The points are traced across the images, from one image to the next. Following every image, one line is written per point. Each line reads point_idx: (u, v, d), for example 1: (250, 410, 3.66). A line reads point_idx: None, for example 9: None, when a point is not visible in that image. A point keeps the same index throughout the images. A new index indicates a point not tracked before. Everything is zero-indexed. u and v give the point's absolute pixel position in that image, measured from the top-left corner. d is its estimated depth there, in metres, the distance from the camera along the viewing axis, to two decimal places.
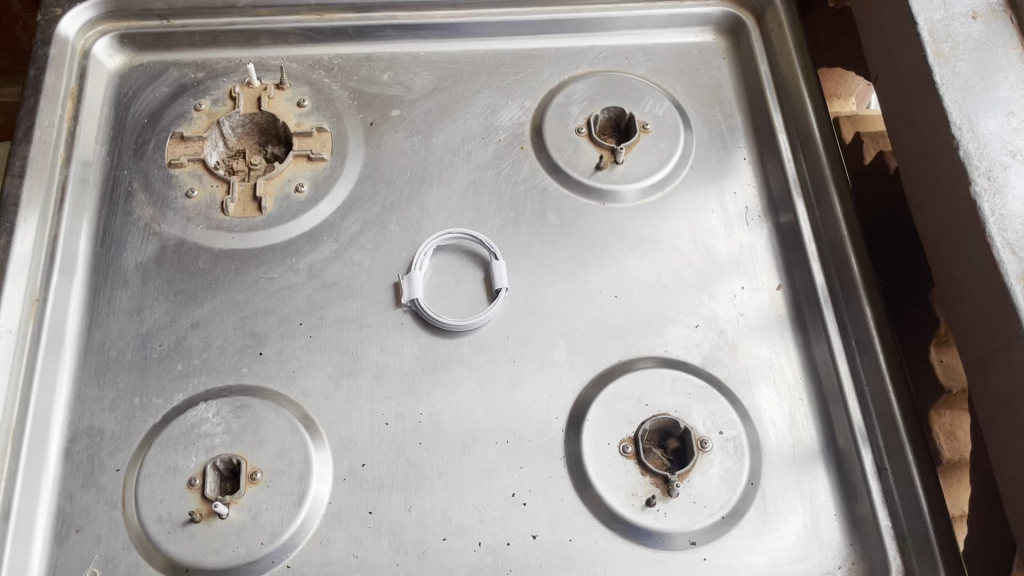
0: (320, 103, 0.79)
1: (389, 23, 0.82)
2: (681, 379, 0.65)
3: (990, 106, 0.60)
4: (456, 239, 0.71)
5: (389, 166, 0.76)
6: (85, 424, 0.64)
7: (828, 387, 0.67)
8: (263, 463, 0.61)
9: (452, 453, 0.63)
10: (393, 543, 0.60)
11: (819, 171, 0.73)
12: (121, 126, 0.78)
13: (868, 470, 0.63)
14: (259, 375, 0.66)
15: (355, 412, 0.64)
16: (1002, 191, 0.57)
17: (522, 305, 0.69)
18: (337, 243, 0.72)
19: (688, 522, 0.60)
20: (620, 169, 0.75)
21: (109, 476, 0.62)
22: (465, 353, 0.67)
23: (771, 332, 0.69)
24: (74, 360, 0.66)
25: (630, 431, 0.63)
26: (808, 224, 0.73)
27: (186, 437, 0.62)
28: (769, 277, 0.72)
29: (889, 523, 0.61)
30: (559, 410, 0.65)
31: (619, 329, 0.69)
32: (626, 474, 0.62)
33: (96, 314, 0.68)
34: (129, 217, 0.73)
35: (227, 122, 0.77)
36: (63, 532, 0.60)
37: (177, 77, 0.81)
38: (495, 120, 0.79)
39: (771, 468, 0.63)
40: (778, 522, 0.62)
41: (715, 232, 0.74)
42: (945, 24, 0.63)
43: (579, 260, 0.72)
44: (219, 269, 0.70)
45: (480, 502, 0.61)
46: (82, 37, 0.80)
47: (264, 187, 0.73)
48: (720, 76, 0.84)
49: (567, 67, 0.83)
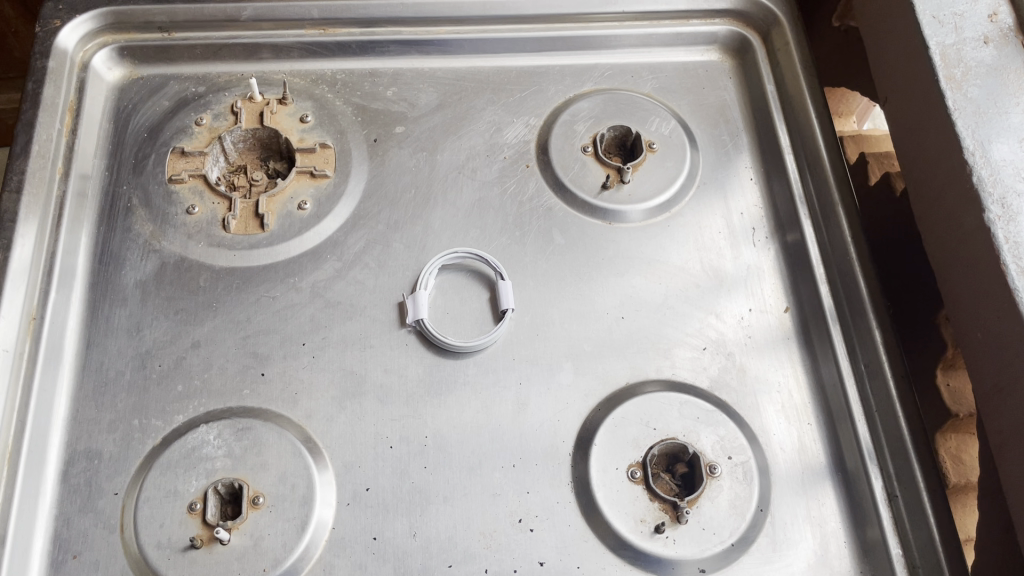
0: (323, 118, 0.78)
1: (392, 39, 0.82)
2: (689, 403, 0.65)
3: (1003, 132, 0.60)
4: (461, 259, 0.71)
5: (393, 183, 0.75)
6: (83, 446, 0.62)
7: (835, 410, 0.66)
8: (264, 487, 0.60)
9: (457, 477, 0.62)
10: (398, 569, 0.59)
11: (827, 194, 0.73)
12: (120, 141, 0.76)
13: (878, 496, 0.62)
14: (261, 397, 0.65)
15: (358, 434, 0.63)
16: (1016, 218, 0.56)
17: (528, 326, 0.69)
18: (340, 261, 0.71)
19: (697, 549, 0.59)
20: (627, 188, 0.75)
21: (107, 500, 0.60)
22: (470, 374, 0.66)
23: (778, 352, 0.69)
24: (72, 380, 0.65)
25: (638, 456, 0.62)
26: (815, 245, 0.73)
27: (187, 460, 0.61)
28: (776, 298, 0.71)
29: (900, 551, 0.60)
30: (566, 434, 0.64)
31: (625, 351, 0.68)
32: (634, 500, 0.61)
33: (94, 332, 0.67)
34: (129, 233, 0.72)
35: (228, 137, 0.77)
36: (60, 558, 0.59)
37: (178, 90, 0.80)
38: (501, 138, 0.78)
39: (781, 492, 0.63)
40: (788, 549, 0.61)
41: (721, 252, 0.73)
42: (956, 49, 0.63)
43: (585, 280, 0.71)
44: (220, 287, 0.69)
45: (487, 528, 0.60)
46: (81, 50, 0.79)
47: (266, 205, 0.73)
48: (726, 95, 0.83)
49: (573, 85, 0.82)
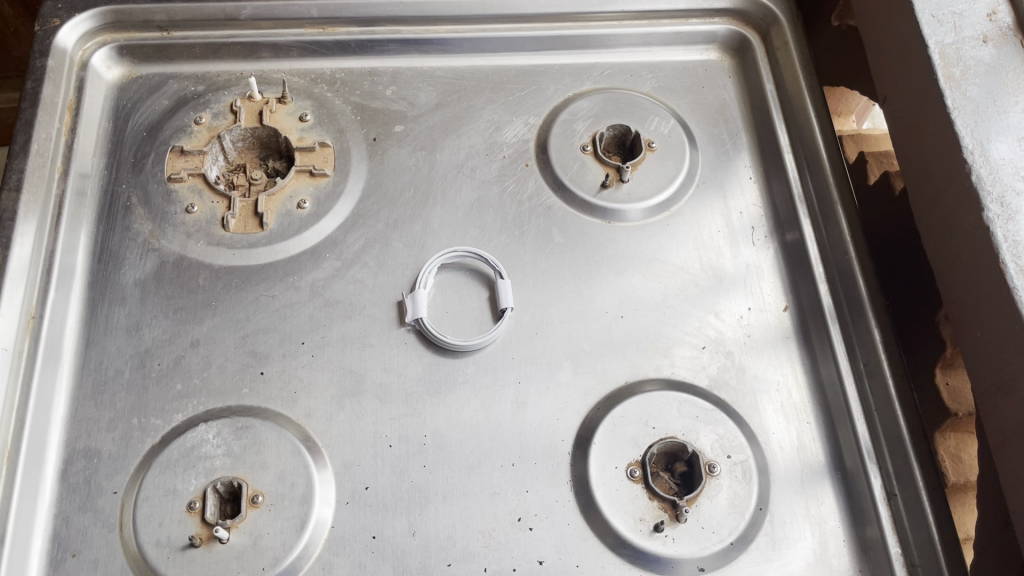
0: (322, 117, 0.78)
1: (392, 38, 0.82)
2: (688, 402, 0.65)
3: (1002, 131, 0.60)
4: (460, 258, 0.71)
5: (392, 182, 0.75)
6: (82, 445, 0.62)
7: (835, 408, 0.66)
8: (264, 486, 0.60)
9: (456, 476, 0.62)
10: (397, 568, 0.59)
11: (827, 193, 0.73)
12: (120, 140, 0.76)
13: (877, 495, 0.62)
14: (261, 395, 0.65)
15: (357, 433, 0.63)
16: (1015, 217, 0.56)
17: (527, 325, 0.69)
18: (340, 260, 0.71)
19: (696, 548, 0.59)
20: (626, 187, 0.75)
21: (106, 498, 0.60)
22: (469, 373, 0.66)
23: (777, 351, 0.69)
24: (71, 378, 0.65)
25: (637, 455, 0.62)
26: (814, 244, 0.73)
27: (186, 458, 0.61)
28: (776, 297, 0.71)
29: (898, 550, 0.60)
30: (566, 433, 0.64)
31: (624, 350, 0.68)
32: (633, 499, 0.61)
33: (93, 331, 0.67)
34: (128, 232, 0.72)
35: (227, 136, 0.77)
36: (59, 557, 0.59)
37: (177, 89, 0.80)
38: (500, 137, 0.78)
39: (780, 491, 0.63)
40: (787, 548, 0.61)
41: (721, 251, 0.73)
42: (956, 48, 0.63)
43: (584, 278, 0.71)
44: (220, 286, 0.69)
45: (486, 527, 0.60)
46: (80, 49, 0.79)
47: (265, 204, 0.73)
48: (725, 94, 0.83)
49: (572, 84, 0.82)
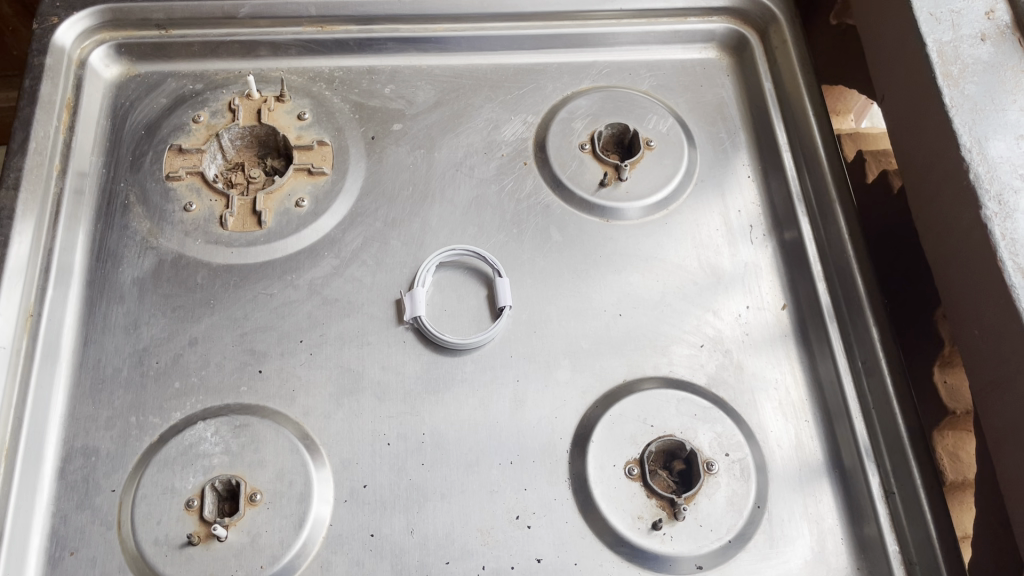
0: (321, 116, 0.78)
1: (390, 36, 0.82)
2: (686, 400, 0.65)
3: (1000, 129, 0.60)
4: (459, 256, 0.71)
5: (391, 180, 0.75)
6: (80, 443, 0.62)
7: (833, 406, 0.66)
8: (262, 484, 0.60)
9: (455, 474, 0.62)
10: (395, 566, 0.59)
11: (825, 192, 0.73)
12: (118, 138, 0.76)
13: (875, 493, 0.62)
14: (259, 394, 0.65)
15: (356, 431, 0.63)
16: (1013, 215, 0.56)
17: (525, 323, 0.69)
18: (338, 259, 0.71)
19: (695, 546, 0.59)
20: (624, 185, 0.75)
21: (104, 496, 0.60)
22: (467, 371, 0.66)
23: (775, 349, 0.69)
24: (69, 377, 0.65)
25: (636, 453, 0.62)
26: (812, 243, 0.73)
27: (185, 456, 0.61)
28: (774, 296, 0.72)
29: (896, 547, 0.60)
30: (564, 431, 0.64)
31: (622, 348, 0.68)
32: (632, 497, 0.61)
33: (91, 329, 0.67)
34: (126, 231, 0.71)
35: (226, 134, 0.77)
36: (57, 555, 0.58)
37: (176, 87, 0.80)
38: (499, 135, 0.78)
39: (778, 489, 0.63)
40: (785, 546, 0.61)
41: (719, 249, 0.73)
42: (954, 46, 0.63)
43: (582, 277, 0.71)
44: (218, 284, 0.69)
45: (484, 525, 0.60)
46: (79, 47, 0.79)
47: (264, 202, 0.73)
48: (724, 92, 0.83)
49: (570, 83, 0.82)
